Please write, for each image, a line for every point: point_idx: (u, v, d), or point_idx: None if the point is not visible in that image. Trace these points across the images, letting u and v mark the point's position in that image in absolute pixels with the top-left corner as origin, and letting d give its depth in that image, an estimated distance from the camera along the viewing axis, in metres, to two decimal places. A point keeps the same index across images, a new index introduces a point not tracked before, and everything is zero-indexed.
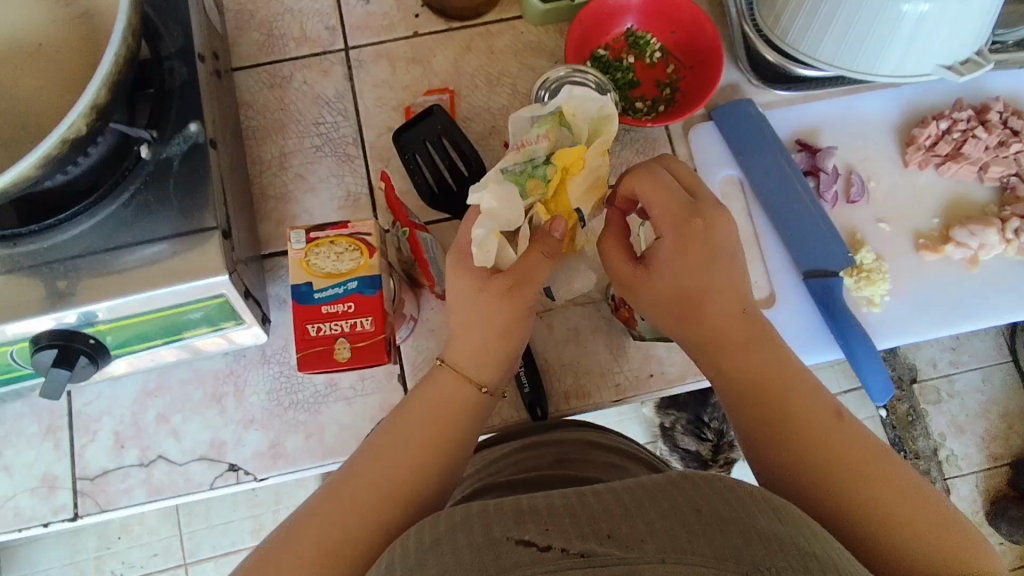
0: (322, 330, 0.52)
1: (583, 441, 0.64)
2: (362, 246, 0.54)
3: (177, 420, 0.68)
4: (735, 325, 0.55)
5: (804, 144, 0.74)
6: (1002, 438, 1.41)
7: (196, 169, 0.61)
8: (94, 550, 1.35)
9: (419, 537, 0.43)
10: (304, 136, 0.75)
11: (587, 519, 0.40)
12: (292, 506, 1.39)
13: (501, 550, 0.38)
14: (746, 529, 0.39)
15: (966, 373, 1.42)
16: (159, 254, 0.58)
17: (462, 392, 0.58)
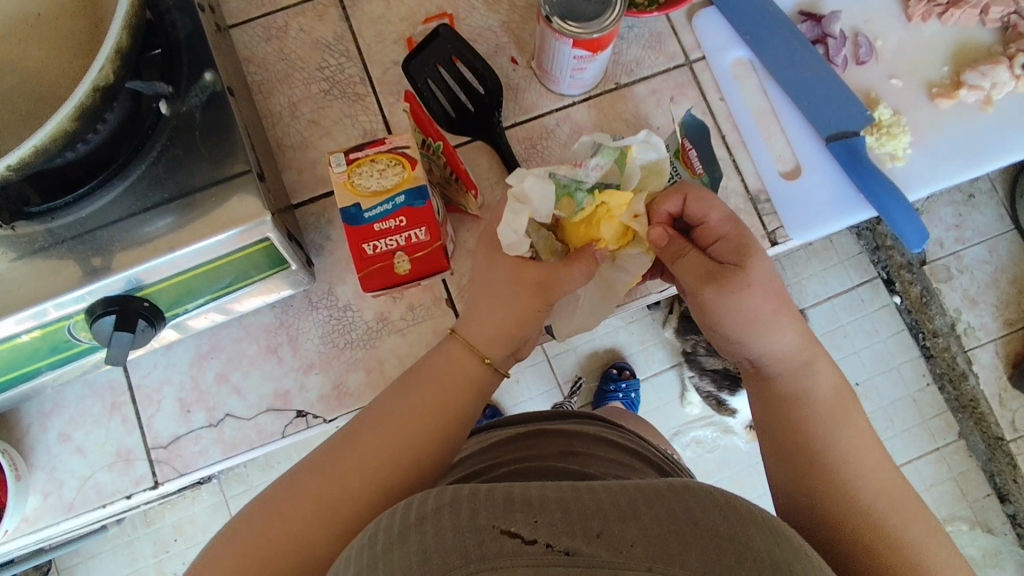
0: (378, 247, 0.53)
1: (593, 436, 0.66)
2: (403, 159, 0.54)
3: (237, 376, 0.69)
4: (793, 353, 0.57)
5: (807, 14, 0.74)
6: (1015, 302, 1.44)
7: (219, 117, 0.60)
8: (152, 556, 1.38)
9: (404, 509, 0.41)
10: (311, 83, 0.74)
11: (580, 513, 0.39)
12: None
13: (483, 537, 0.37)
14: (744, 549, 0.38)
15: (973, 248, 1.44)
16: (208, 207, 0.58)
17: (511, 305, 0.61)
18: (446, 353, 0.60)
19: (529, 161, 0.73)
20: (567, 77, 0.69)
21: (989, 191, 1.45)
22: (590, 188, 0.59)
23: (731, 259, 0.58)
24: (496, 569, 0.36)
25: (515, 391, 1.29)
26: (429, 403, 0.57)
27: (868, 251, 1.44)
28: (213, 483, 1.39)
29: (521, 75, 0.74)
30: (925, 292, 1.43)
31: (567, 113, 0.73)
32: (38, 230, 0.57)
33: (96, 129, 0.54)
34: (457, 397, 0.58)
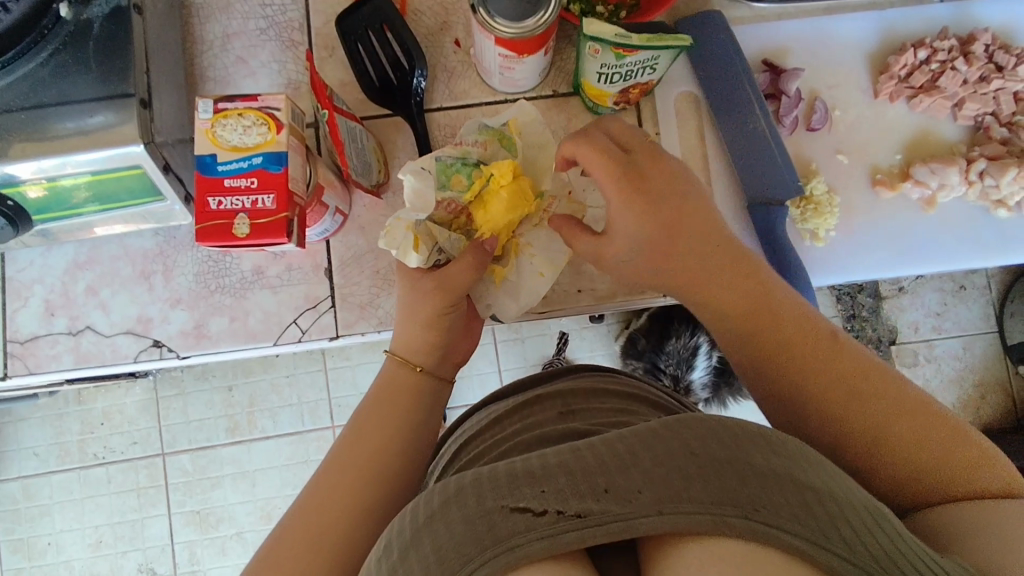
0: (222, 204, 0.51)
1: (590, 389, 0.58)
2: (270, 120, 0.52)
3: (106, 293, 0.69)
4: (731, 294, 0.53)
5: (769, 65, 0.69)
6: (973, 408, 1.24)
7: (117, 32, 0.59)
8: (78, 433, 1.39)
9: (411, 508, 0.38)
10: (249, 18, 0.72)
11: (581, 472, 0.36)
12: (266, 410, 1.39)
13: (495, 518, 0.35)
14: (739, 467, 0.36)
15: (947, 340, 1.24)
16: (80, 123, 0.57)
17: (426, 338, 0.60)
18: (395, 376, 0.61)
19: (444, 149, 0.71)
20: (497, 73, 0.66)
21: (983, 287, 1.25)
22: (474, 162, 0.57)
23: (619, 207, 0.53)
24: (517, 549, 0.34)
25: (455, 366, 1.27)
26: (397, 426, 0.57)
27: (844, 317, 1.24)
28: (148, 380, 1.39)
29: (459, 59, 0.72)
30: None
31: (495, 110, 0.71)
32: None
33: None
34: (412, 416, 0.58)
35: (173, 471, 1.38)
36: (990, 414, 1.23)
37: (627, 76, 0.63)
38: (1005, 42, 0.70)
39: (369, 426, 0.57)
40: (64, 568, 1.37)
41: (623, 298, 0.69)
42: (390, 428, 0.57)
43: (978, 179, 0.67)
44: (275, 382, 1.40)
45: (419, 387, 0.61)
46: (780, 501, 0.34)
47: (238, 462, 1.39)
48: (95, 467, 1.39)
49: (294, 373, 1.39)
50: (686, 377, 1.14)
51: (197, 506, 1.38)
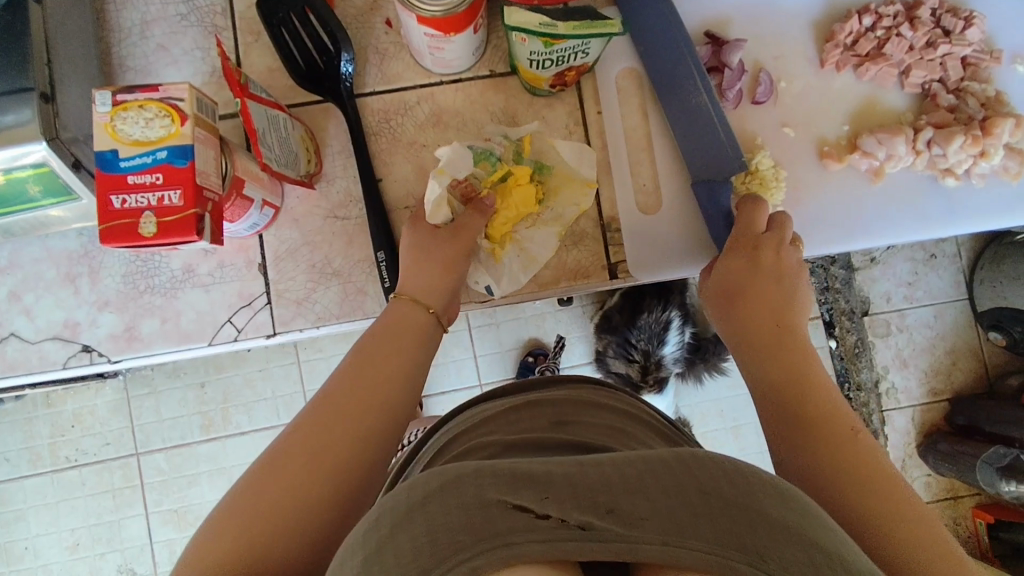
0: (126, 202, 0.49)
1: (586, 402, 0.55)
2: (173, 112, 0.50)
3: (30, 298, 0.66)
4: (764, 316, 0.58)
5: (712, 36, 0.67)
6: (945, 373, 1.23)
7: (13, 22, 0.55)
8: (49, 437, 1.36)
9: (405, 486, 0.35)
10: (167, 3, 0.69)
11: (585, 486, 0.34)
12: (241, 405, 1.37)
13: (493, 514, 0.33)
14: (753, 513, 0.33)
15: (918, 309, 1.23)
16: None
17: (418, 313, 0.58)
18: (391, 317, 0.58)
19: (378, 135, 0.68)
20: (427, 54, 0.64)
21: (953, 254, 1.23)
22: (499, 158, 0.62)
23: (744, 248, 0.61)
24: (511, 547, 0.31)
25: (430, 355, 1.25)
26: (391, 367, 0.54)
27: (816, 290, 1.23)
28: (118, 379, 1.36)
29: (390, 40, 0.68)
30: (859, 343, 1.23)
31: (431, 93, 0.69)
32: None
33: None
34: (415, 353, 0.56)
35: (147, 471, 1.36)
36: (961, 380, 1.23)
37: (560, 61, 0.60)
38: (953, 6, 0.67)
39: (376, 362, 0.54)
40: (42, 572, 1.36)
41: (566, 283, 0.67)
42: (389, 374, 0.54)
43: (926, 148, 0.66)
44: (248, 377, 1.37)
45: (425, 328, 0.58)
46: (791, 556, 0.31)
47: (213, 459, 1.37)
48: (68, 470, 1.36)
49: (266, 367, 1.37)
50: (657, 352, 1.11)
51: (173, 505, 1.36)
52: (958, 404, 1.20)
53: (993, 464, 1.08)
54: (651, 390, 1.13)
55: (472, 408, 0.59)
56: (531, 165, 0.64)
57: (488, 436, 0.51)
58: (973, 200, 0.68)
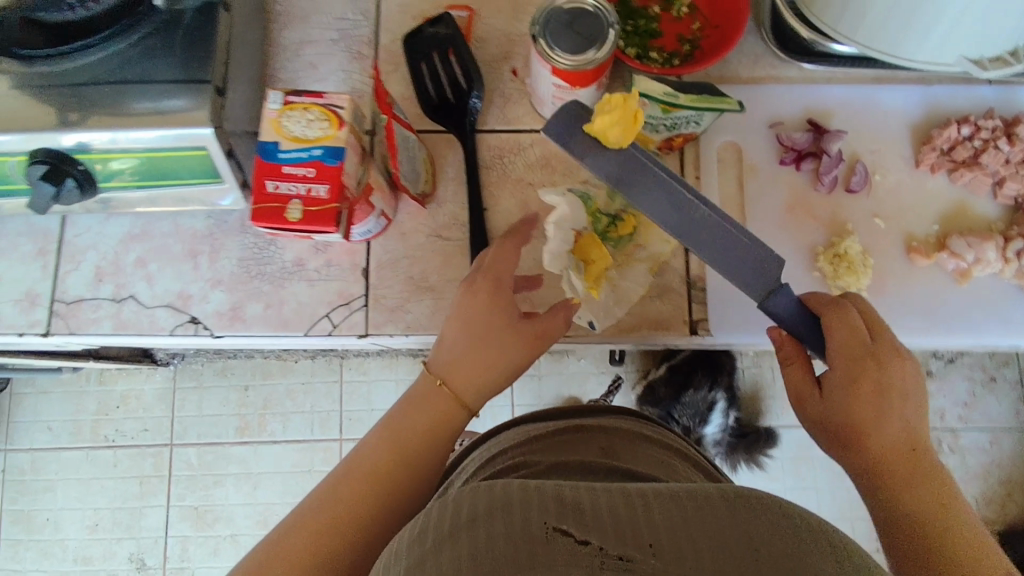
0: (278, 188, 0.54)
1: (635, 434, 0.57)
2: (333, 117, 0.56)
3: (154, 266, 0.73)
4: (869, 398, 0.53)
5: (815, 124, 0.71)
6: (998, 502, 1.18)
7: (206, 23, 0.64)
8: (94, 414, 1.42)
9: (454, 500, 0.37)
10: (324, 29, 0.78)
11: (630, 525, 0.34)
12: (280, 415, 1.41)
13: (535, 540, 0.33)
14: (803, 559, 0.33)
15: (974, 430, 1.20)
16: (167, 104, 0.61)
17: (448, 398, 0.60)
18: (415, 401, 0.60)
19: (490, 168, 0.74)
20: (550, 102, 0.70)
21: (1014, 381, 1.20)
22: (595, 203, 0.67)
23: (845, 367, 0.54)
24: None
25: None
26: (422, 431, 0.58)
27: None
28: (170, 368, 1.42)
29: (513, 87, 0.75)
30: None
31: (544, 138, 0.74)
32: (15, 69, 0.62)
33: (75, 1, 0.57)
34: (447, 419, 0.60)
35: (178, 463, 1.40)
36: (1015, 513, 1.18)
37: (673, 127, 0.65)
38: None
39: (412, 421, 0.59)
40: (57, 546, 1.38)
41: (646, 331, 0.69)
42: (422, 430, 0.58)
43: (1015, 257, 0.68)
44: (291, 387, 1.42)
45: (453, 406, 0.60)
46: None
47: (243, 462, 1.39)
48: (105, 449, 1.41)
49: (310, 380, 1.41)
50: (699, 429, 1.14)
51: (196, 501, 1.38)
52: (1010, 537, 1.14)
53: None
54: None
55: (522, 425, 0.62)
56: (622, 201, 0.67)
57: (533, 453, 0.53)
58: None
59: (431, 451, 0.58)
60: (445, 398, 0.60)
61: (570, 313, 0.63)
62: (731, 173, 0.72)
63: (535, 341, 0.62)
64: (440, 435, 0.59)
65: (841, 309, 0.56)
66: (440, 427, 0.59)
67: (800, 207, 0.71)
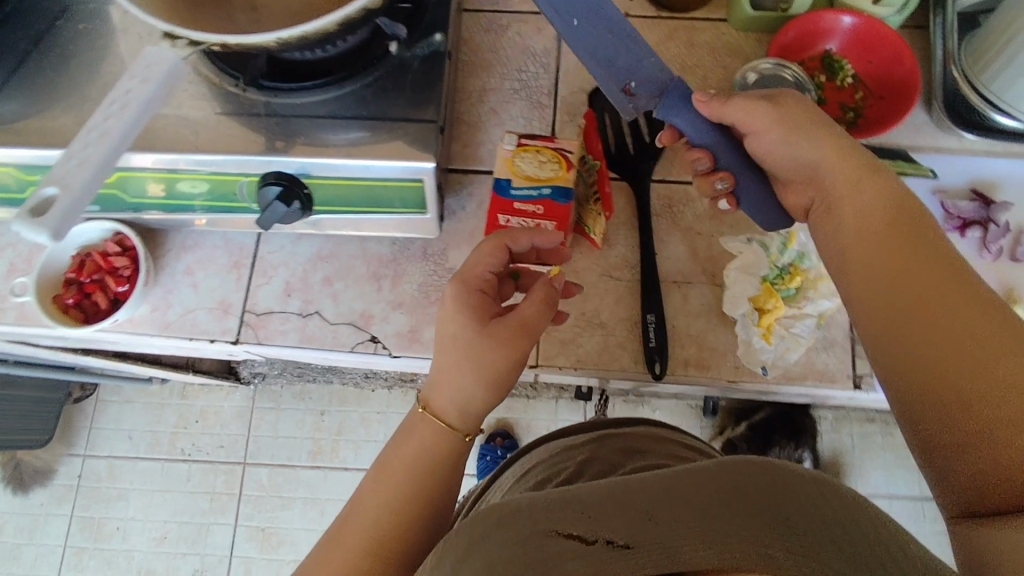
0: (509, 222, 0.60)
1: (623, 448, 0.64)
2: (562, 161, 0.61)
3: (340, 285, 0.77)
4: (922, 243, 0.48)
5: (979, 194, 0.75)
6: None
7: (433, 69, 0.70)
8: (172, 426, 1.51)
9: (496, 508, 0.41)
10: (506, 79, 0.84)
11: (628, 504, 0.37)
12: (351, 441, 1.49)
13: (543, 543, 0.36)
14: (854, 546, 0.33)
15: None
16: (357, 139, 0.66)
17: (445, 442, 0.55)
18: (407, 434, 0.56)
19: (660, 215, 0.78)
20: None
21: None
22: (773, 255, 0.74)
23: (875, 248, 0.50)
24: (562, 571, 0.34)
25: None
26: (403, 486, 0.53)
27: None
28: (250, 389, 1.53)
29: None
30: None
31: None
32: (260, 99, 0.69)
33: (324, 46, 0.68)
34: (426, 477, 0.54)
35: (249, 482, 1.48)
36: None
37: None
38: None
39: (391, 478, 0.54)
40: (123, 557, 1.44)
41: (812, 382, 0.72)
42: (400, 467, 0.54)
43: None
44: (367, 418, 1.50)
45: (462, 455, 0.56)
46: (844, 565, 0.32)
47: (311, 486, 1.47)
48: (179, 463, 1.49)
49: (387, 410, 1.50)
50: None
51: (262, 523, 1.45)
52: None
53: None
54: None
55: (561, 442, 0.68)
56: (794, 255, 0.74)
57: (572, 451, 0.64)
58: None
59: (409, 477, 0.54)
60: (439, 435, 0.55)
61: (552, 290, 0.57)
62: (754, 114, 0.59)
63: (500, 382, 0.55)
64: (422, 471, 0.54)
65: (837, 208, 0.55)
66: (418, 467, 0.54)
67: None
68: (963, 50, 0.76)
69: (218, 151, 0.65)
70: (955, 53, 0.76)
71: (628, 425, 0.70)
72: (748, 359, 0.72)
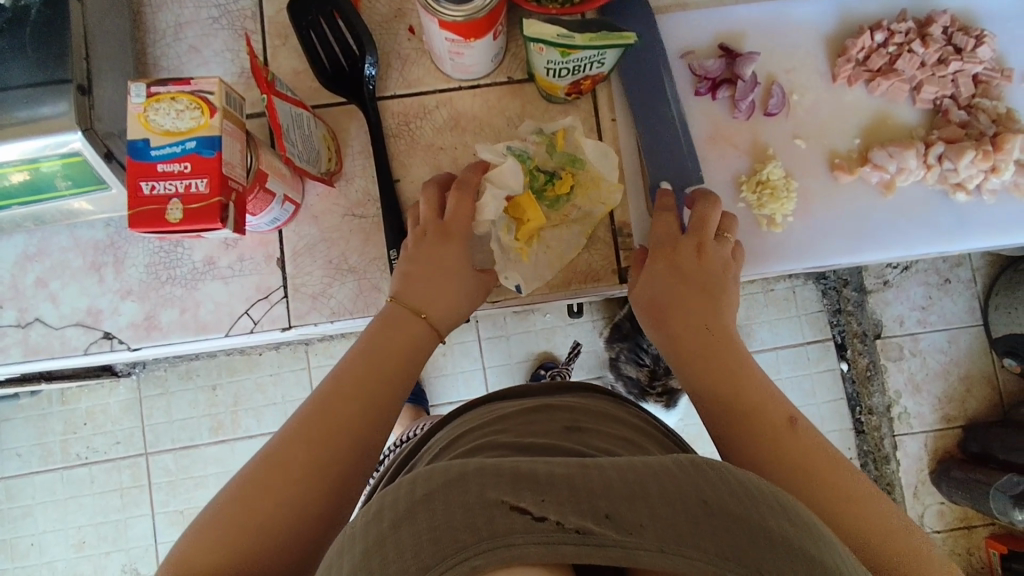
0: (155, 189, 0.51)
1: (597, 411, 0.55)
2: (203, 104, 0.52)
3: (56, 284, 0.69)
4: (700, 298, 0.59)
5: (726, 49, 0.69)
6: (958, 399, 1.21)
7: (57, 15, 0.59)
8: (60, 433, 1.38)
9: (407, 482, 0.36)
10: (201, 6, 0.72)
11: (588, 490, 0.34)
12: (250, 409, 1.38)
13: (495, 513, 0.33)
14: (735, 525, 0.33)
15: (931, 334, 1.22)
16: (42, 114, 0.57)
17: (417, 329, 0.58)
18: (388, 323, 0.57)
19: (397, 137, 0.70)
20: (447, 59, 0.66)
21: (968, 280, 1.22)
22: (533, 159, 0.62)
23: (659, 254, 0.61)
24: (511, 549, 0.31)
25: (441, 362, 1.24)
26: (356, 388, 0.53)
27: (829, 312, 1.23)
28: (132, 379, 1.38)
29: (411, 47, 0.71)
30: (870, 366, 1.22)
31: (450, 97, 0.71)
32: None
33: None
34: (393, 366, 0.55)
35: (156, 470, 1.37)
36: (975, 407, 1.21)
37: (576, 70, 0.62)
38: (964, 24, 0.69)
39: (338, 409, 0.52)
40: (47, 568, 1.36)
41: (576, 287, 0.68)
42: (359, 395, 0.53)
43: (937, 162, 0.67)
44: (259, 382, 1.38)
45: (415, 331, 0.58)
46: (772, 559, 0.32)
47: (221, 462, 1.37)
48: (78, 467, 1.38)
49: (278, 371, 1.38)
50: None
51: (180, 506, 1.37)
52: (972, 431, 1.17)
53: (1006, 492, 1.04)
54: (657, 398, 1.15)
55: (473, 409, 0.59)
56: (563, 157, 0.64)
57: (498, 411, 0.56)
58: (983, 216, 0.68)
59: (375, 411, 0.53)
60: (416, 330, 0.58)
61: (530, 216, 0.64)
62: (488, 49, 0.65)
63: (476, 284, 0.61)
64: (380, 382, 0.54)
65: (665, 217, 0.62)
66: (396, 372, 0.55)
67: (720, 137, 0.69)
68: None
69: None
70: None
71: (561, 392, 0.59)
72: (501, 272, 0.61)
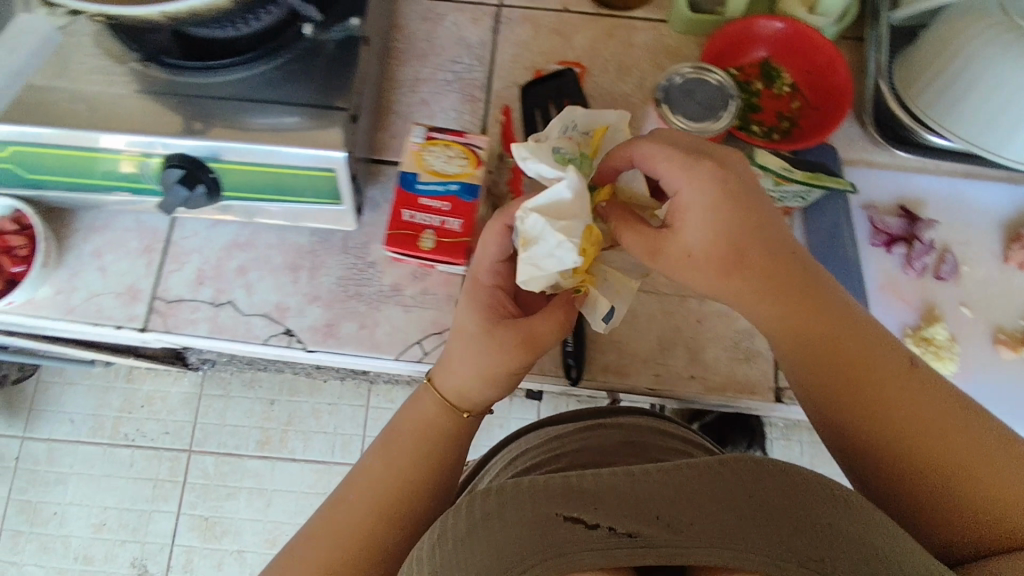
0: (414, 218, 0.57)
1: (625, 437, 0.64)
2: (471, 156, 0.59)
3: (255, 275, 0.74)
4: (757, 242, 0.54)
5: (907, 211, 0.74)
6: None
7: (348, 53, 0.67)
8: (117, 410, 1.40)
9: (465, 506, 0.47)
10: (440, 69, 0.81)
11: (638, 499, 0.45)
12: (302, 433, 1.39)
13: (553, 527, 0.44)
14: (780, 510, 0.44)
15: None
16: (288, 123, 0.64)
17: (444, 417, 0.60)
18: (418, 397, 0.62)
19: None
20: None
21: None
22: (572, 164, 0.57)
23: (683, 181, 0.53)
24: (563, 557, 0.42)
25: None
26: (415, 452, 0.59)
27: None
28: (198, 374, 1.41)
29: None
30: None
31: None
32: (164, 77, 0.65)
33: (230, 21, 0.62)
34: (446, 450, 0.60)
35: (193, 471, 1.37)
36: None
37: (780, 199, 0.68)
38: None
39: (392, 449, 0.60)
40: (59, 543, 1.33)
41: (732, 393, 0.70)
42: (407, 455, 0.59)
43: None
44: (317, 407, 1.40)
45: (462, 425, 0.61)
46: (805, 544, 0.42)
47: (259, 477, 1.37)
48: (122, 449, 1.38)
49: (338, 402, 1.40)
50: None
51: (206, 512, 1.35)
52: None
53: None
54: None
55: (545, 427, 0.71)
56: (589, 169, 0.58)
57: (562, 437, 0.65)
58: None
59: (414, 474, 0.59)
60: (428, 410, 0.60)
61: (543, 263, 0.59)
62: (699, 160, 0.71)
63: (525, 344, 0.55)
64: (425, 455, 0.59)
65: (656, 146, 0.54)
66: (413, 451, 0.59)
67: (890, 289, 0.73)
68: (896, 66, 0.75)
69: (121, 130, 0.62)
70: (886, 66, 0.75)
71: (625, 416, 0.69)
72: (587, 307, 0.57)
